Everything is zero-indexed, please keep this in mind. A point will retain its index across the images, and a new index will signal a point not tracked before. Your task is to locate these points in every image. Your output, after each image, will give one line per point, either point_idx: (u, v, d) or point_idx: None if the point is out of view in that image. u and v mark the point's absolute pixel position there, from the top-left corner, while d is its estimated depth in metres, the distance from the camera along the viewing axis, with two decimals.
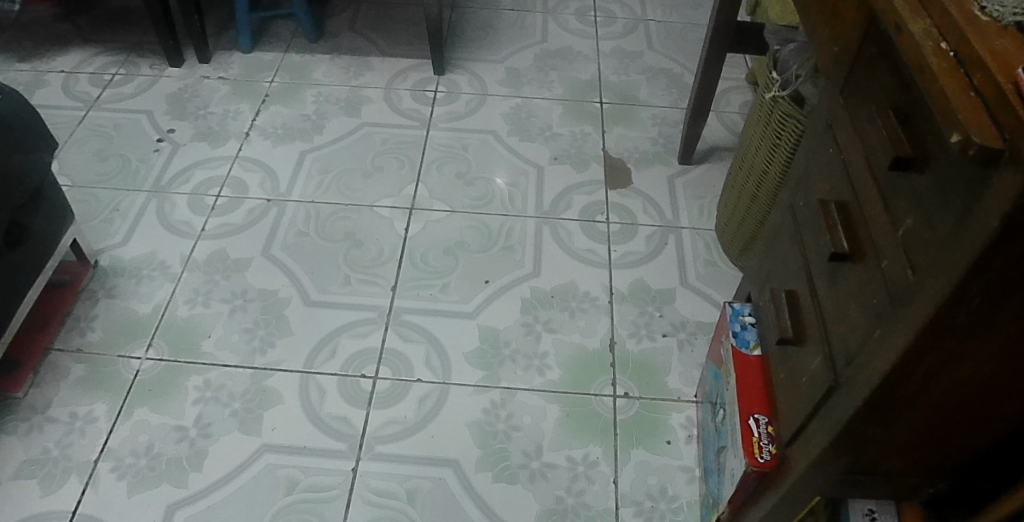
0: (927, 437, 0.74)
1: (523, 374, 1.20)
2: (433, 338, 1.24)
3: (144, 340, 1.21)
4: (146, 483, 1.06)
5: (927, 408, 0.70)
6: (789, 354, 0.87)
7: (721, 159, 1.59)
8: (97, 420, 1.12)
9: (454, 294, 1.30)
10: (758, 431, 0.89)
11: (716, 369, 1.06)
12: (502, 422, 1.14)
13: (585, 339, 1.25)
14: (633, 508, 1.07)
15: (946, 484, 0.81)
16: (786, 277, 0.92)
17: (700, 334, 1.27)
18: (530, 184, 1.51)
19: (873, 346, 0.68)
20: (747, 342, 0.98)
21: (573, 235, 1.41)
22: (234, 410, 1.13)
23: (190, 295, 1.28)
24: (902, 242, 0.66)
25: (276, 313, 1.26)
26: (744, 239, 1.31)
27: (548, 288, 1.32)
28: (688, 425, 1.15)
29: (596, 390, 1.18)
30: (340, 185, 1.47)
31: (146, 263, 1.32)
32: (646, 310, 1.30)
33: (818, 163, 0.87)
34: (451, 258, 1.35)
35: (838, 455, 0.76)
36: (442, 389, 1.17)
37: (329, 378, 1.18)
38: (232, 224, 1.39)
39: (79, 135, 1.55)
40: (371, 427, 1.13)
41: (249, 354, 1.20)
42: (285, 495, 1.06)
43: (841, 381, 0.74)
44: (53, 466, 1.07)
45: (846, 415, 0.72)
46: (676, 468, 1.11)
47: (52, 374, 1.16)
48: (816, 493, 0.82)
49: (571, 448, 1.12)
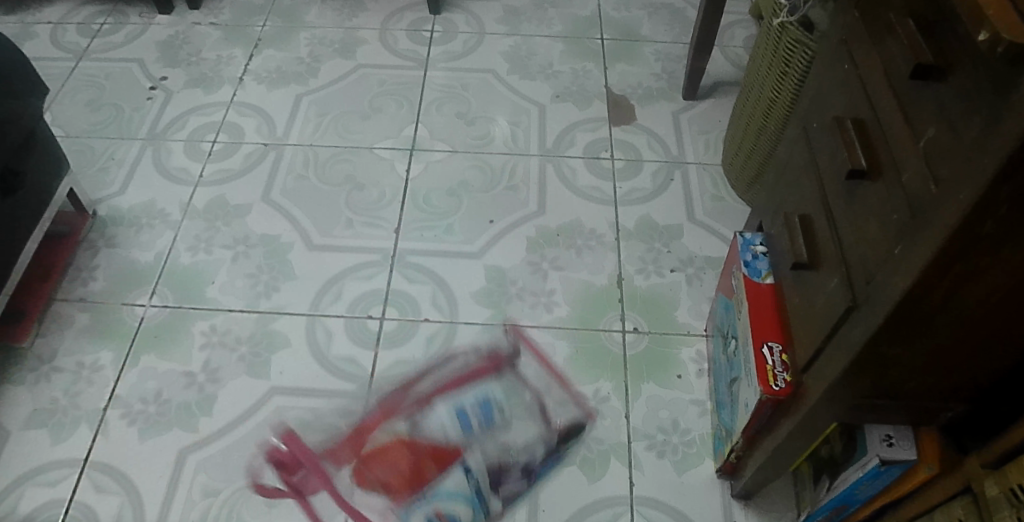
0: (948, 357, 0.74)
1: (531, 312, 1.19)
2: (440, 280, 1.22)
3: (148, 288, 1.19)
4: (157, 429, 1.06)
5: (947, 327, 0.69)
6: (803, 278, 0.86)
7: (726, 93, 1.55)
8: (104, 368, 1.11)
9: (460, 234, 1.27)
10: (773, 359, 0.88)
11: (726, 300, 1.05)
12: (511, 359, 1.13)
13: (593, 277, 1.23)
14: (645, 441, 1.07)
15: (965, 408, 0.81)
16: (799, 202, 0.90)
17: (708, 269, 1.25)
18: (532, 122, 1.48)
19: (892, 263, 0.67)
20: (759, 272, 0.96)
21: (577, 172, 1.39)
22: (242, 355, 1.12)
23: (192, 242, 1.25)
24: (925, 155, 0.65)
25: (279, 257, 1.23)
26: (751, 173, 1.29)
27: (553, 227, 1.29)
28: (699, 359, 1.15)
29: (605, 326, 1.17)
30: (339, 127, 1.44)
31: (146, 212, 1.29)
32: (653, 246, 1.28)
33: (831, 82, 0.85)
34: (454, 199, 1.32)
35: (856, 377, 0.76)
36: (450, 328, 1.16)
37: (336, 321, 1.16)
38: (230, 169, 1.36)
39: (71, 86, 1.52)
40: (380, 368, 1.12)
41: (253, 298, 1.19)
42: (294, 438, 1.05)
43: (860, 301, 0.73)
44: (62, 415, 1.06)
45: (865, 335, 0.71)
46: (688, 402, 1.11)
47: (57, 324, 1.15)
48: (832, 418, 0.82)
49: (581, 384, 1.11)
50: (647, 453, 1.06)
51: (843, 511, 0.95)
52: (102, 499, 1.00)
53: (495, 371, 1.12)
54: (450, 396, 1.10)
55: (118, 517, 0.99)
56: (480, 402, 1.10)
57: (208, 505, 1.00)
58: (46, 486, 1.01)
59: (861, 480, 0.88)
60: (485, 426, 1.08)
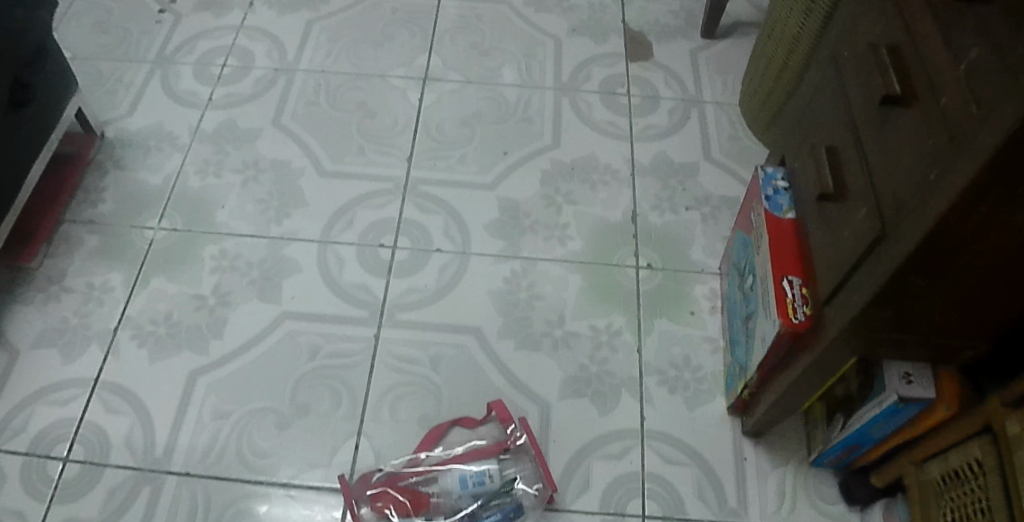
0: (976, 291, 0.72)
1: (544, 244, 1.17)
2: (452, 210, 1.20)
3: (157, 211, 1.18)
4: (167, 350, 1.05)
5: (979, 258, 0.68)
6: (827, 211, 0.84)
7: (746, 32, 1.51)
8: (113, 290, 1.10)
9: (472, 165, 1.25)
10: (793, 293, 0.86)
11: (745, 236, 1.03)
12: (524, 291, 1.12)
13: (607, 211, 1.21)
14: (657, 376, 1.06)
15: (987, 346, 0.80)
16: (826, 134, 0.88)
17: (724, 208, 1.23)
18: (547, 55, 1.44)
19: (927, 189, 0.66)
20: (780, 206, 0.94)
21: (593, 107, 1.36)
22: (252, 279, 1.12)
23: (201, 166, 1.23)
24: (966, 78, 0.63)
25: (290, 183, 1.22)
26: (768, 115, 1.26)
27: (568, 161, 1.27)
28: (712, 296, 1.14)
29: (619, 261, 1.16)
30: (350, 55, 1.40)
31: (154, 135, 1.27)
32: (669, 183, 1.26)
33: (865, 9, 0.82)
34: (467, 129, 1.30)
35: (881, 308, 0.74)
36: (463, 258, 1.15)
37: (347, 248, 1.15)
38: (240, 94, 1.33)
39: (77, 6, 1.47)
40: (392, 295, 1.11)
41: (263, 224, 1.17)
42: (306, 362, 1.05)
43: (889, 230, 0.71)
44: (72, 335, 1.06)
45: (894, 264, 0.70)
46: (700, 339, 1.10)
47: (65, 245, 1.14)
48: (851, 352, 0.81)
49: (594, 318, 1.11)
50: (659, 388, 1.06)
51: (855, 450, 0.95)
52: (113, 419, 1.00)
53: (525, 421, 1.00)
54: (456, 464, 0.98)
55: (129, 437, 0.99)
56: (479, 476, 0.96)
57: (219, 427, 1.00)
58: (57, 405, 1.01)
59: (876, 417, 0.87)
60: (483, 496, 0.96)
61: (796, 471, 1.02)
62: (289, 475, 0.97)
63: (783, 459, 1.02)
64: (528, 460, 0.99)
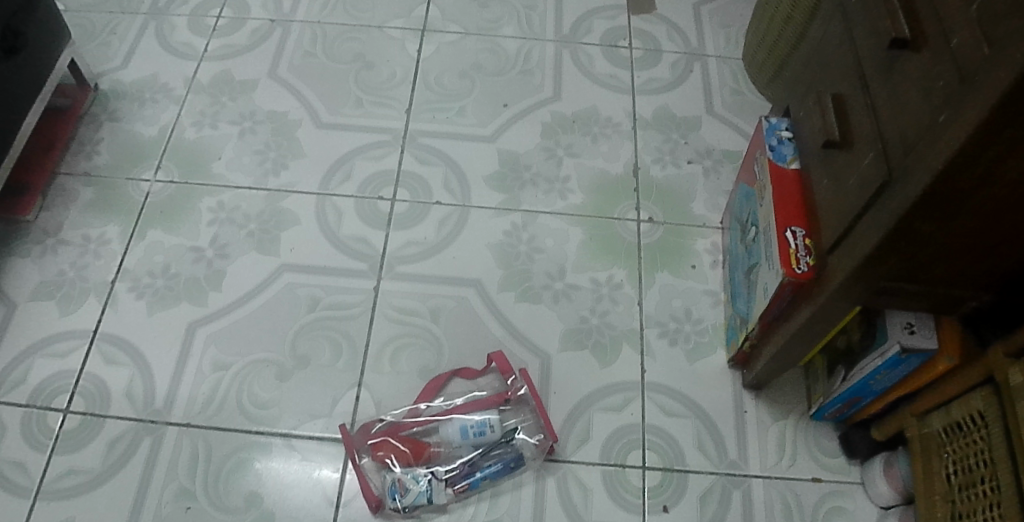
0: (983, 238, 0.72)
1: (545, 197, 1.16)
2: (452, 162, 1.19)
3: (153, 163, 1.16)
4: (165, 302, 1.05)
5: (987, 203, 0.67)
6: (833, 159, 0.83)
7: None
8: (110, 242, 1.09)
9: (472, 117, 1.24)
10: (796, 243, 0.85)
11: (748, 188, 1.02)
12: (524, 244, 1.12)
13: (608, 165, 1.20)
14: (658, 329, 1.06)
15: (990, 297, 0.80)
16: (832, 81, 0.86)
17: (726, 162, 1.22)
18: (548, 6, 1.40)
19: (936, 133, 0.65)
20: (784, 157, 0.93)
21: (594, 59, 1.33)
22: (250, 231, 1.11)
23: (197, 117, 1.21)
24: (978, 17, 0.62)
25: (287, 135, 1.20)
26: (771, 70, 1.23)
27: (569, 113, 1.25)
28: (713, 250, 1.13)
29: (620, 214, 1.15)
30: (346, 4, 1.36)
31: (149, 87, 1.24)
32: (671, 137, 1.24)
33: None
34: (467, 81, 1.27)
35: (886, 255, 0.74)
36: (463, 211, 1.14)
37: (346, 200, 1.14)
38: (235, 45, 1.30)
39: None
40: (392, 248, 1.10)
41: (261, 176, 1.16)
42: (306, 314, 1.05)
43: (896, 176, 0.70)
44: (70, 288, 1.05)
45: (900, 210, 0.69)
46: (701, 292, 1.09)
47: (61, 197, 1.12)
48: (854, 301, 0.81)
49: (595, 270, 1.10)
50: (660, 340, 1.05)
51: (856, 403, 0.95)
52: (112, 371, 1.00)
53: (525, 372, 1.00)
54: (457, 414, 0.98)
55: (129, 388, 0.99)
56: (480, 426, 0.96)
57: (219, 379, 1.00)
58: (56, 357, 1.00)
59: (878, 368, 0.87)
60: (484, 446, 0.96)
61: (796, 423, 1.02)
62: (290, 426, 0.97)
63: (783, 412, 1.02)
64: (529, 411, 0.99)
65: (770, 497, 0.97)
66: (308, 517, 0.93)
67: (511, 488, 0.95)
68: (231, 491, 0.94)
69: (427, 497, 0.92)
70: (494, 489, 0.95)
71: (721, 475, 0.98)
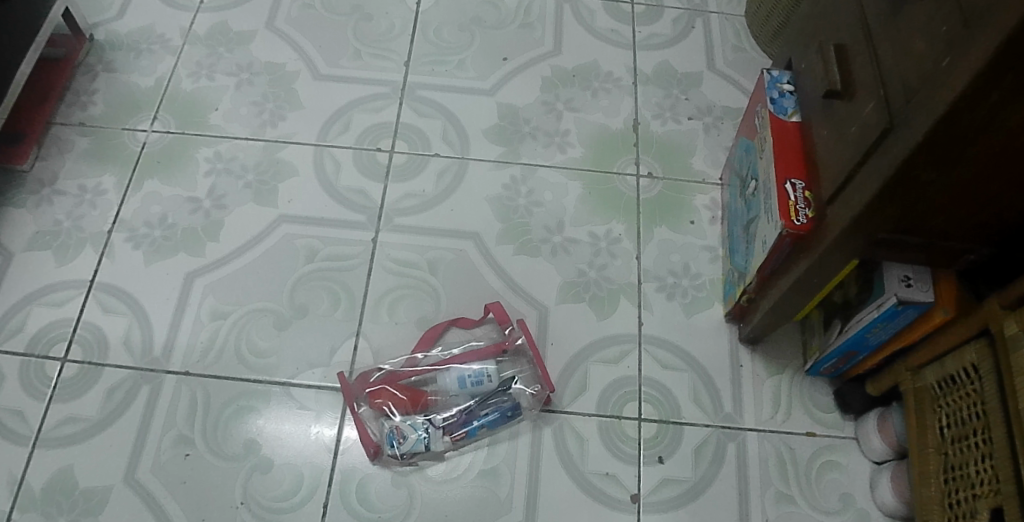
0: (982, 188, 0.71)
1: (544, 151, 1.16)
2: (450, 115, 1.18)
3: (149, 114, 1.15)
4: (163, 252, 1.05)
5: (988, 150, 0.67)
6: (834, 111, 0.82)
7: None
8: (107, 193, 1.09)
9: (472, 70, 1.23)
10: (795, 195, 0.85)
11: (748, 142, 1.01)
12: (523, 198, 1.11)
13: (608, 120, 1.19)
14: (655, 283, 1.06)
15: (987, 249, 0.80)
16: (834, 31, 0.85)
17: (726, 119, 1.21)
18: None
19: (938, 78, 0.64)
20: (785, 110, 0.92)
21: (596, 13, 1.30)
22: (248, 183, 1.10)
23: (193, 68, 1.20)
24: None
25: (284, 87, 1.19)
26: (773, 28, 1.21)
27: (569, 67, 1.24)
28: (712, 206, 1.13)
29: (619, 169, 1.15)
30: None
31: (144, 37, 1.22)
32: (671, 93, 1.23)
33: None
34: (466, 34, 1.26)
35: (885, 205, 0.73)
36: (461, 164, 1.13)
37: (344, 152, 1.13)
38: None
39: None
40: (390, 200, 1.10)
41: (258, 127, 1.15)
42: (304, 264, 1.05)
43: (897, 123, 0.70)
44: (66, 237, 1.05)
45: (901, 157, 0.68)
46: (699, 247, 1.09)
47: (56, 147, 1.11)
48: (853, 253, 0.80)
49: (593, 224, 1.10)
50: (657, 294, 1.06)
51: (851, 358, 0.95)
52: (110, 321, 1.00)
53: (523, 323, 1.01)
54: (454, 364, 0.98)
55: (127, 337, 0.99)
56: (478, 375, 0.97)
57: (218, 328, 1.00)
58: (53, 306, 1.00)
59: (874, 322, 0.87)
60: (481, 394, 0.97)
61: (792, 377, 1.02)
62: (288, 375, 0.98)
63: (779, 366, 1.03)
64: (526, 363, 1.00)
65: (764, 449, 0.98)
66: (306, 465, 0.93)
67: (508, 438, 0.96)
68: (230, 439, 0.94)
69: (425, 444, 0.93)
70: (491, 438, 0.96)
71: (716, 429, 0.99)
